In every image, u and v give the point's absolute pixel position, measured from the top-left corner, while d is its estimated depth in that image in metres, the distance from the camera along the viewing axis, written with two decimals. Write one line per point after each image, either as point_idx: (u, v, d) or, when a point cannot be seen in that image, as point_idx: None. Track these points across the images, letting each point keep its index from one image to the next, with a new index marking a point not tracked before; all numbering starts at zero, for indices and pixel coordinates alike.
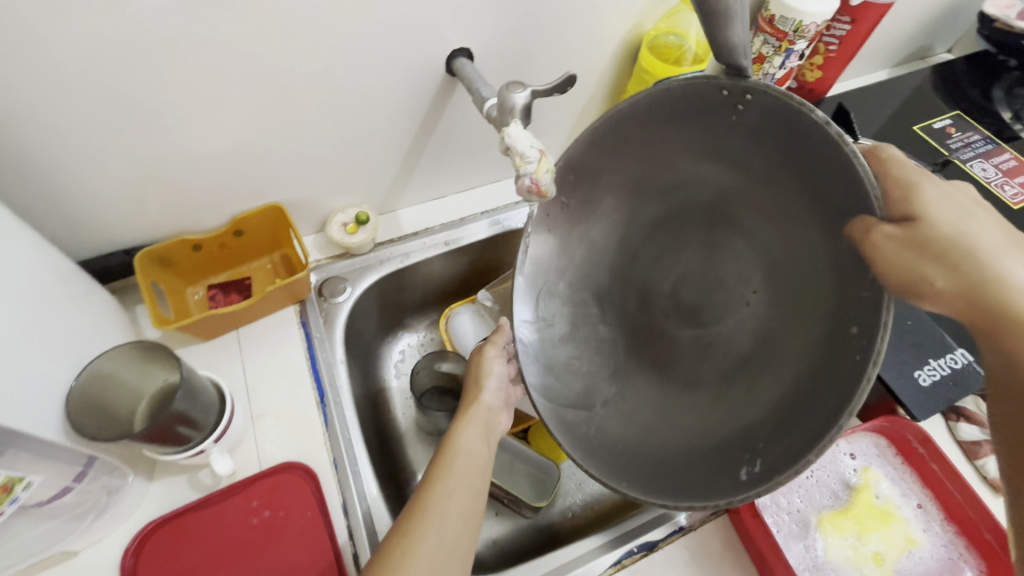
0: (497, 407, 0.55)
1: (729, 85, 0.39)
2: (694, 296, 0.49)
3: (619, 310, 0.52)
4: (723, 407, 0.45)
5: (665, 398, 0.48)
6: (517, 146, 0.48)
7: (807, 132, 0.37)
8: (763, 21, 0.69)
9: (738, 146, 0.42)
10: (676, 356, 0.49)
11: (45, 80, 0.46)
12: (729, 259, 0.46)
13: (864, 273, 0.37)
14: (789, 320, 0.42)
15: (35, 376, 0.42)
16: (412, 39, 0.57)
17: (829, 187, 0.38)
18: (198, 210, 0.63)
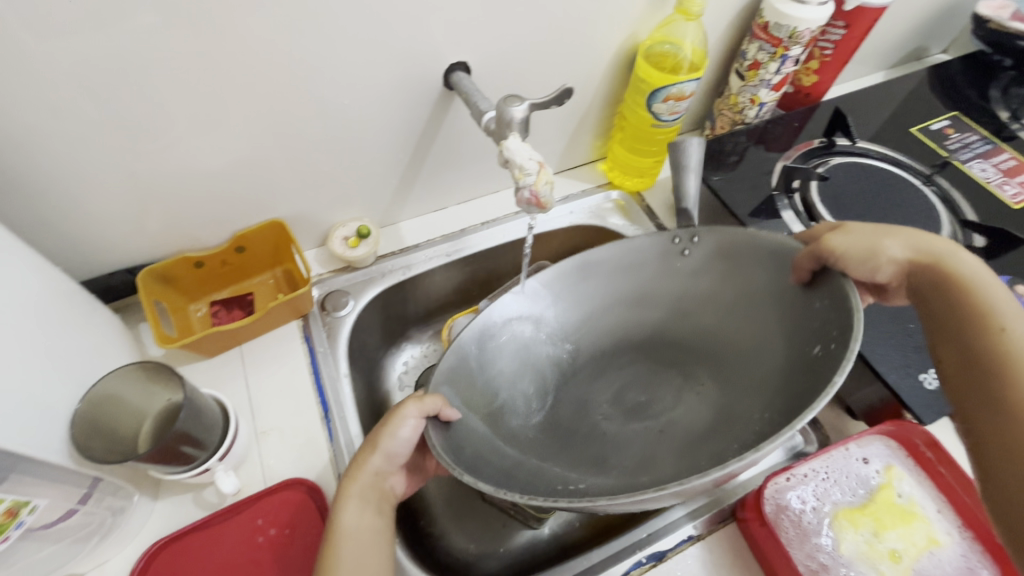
0: (387, 471, 0.51)
1: (678, 235, 0.54)
2: (637, 399, 0.54)
3: (573, 417, 0.54)
4: (694, 464, 0.43)
5: (610, 476, 0.45)
6: (517, 157, 0.50)
7: (740, 253, 0.51)
8: (758, 28, 0.69)
9: (678, 287, 0.55)
10: (619, 451, 0.49)
11: (45, 103, 0.46)
12: (670, 375, 0.54)
13: (814, 314, 0.45)
14: (733, 403, 0.47)
15: (39, 398, 0.42)
16: (408, 54, 0.58)
17: (753, 294, 0.50)
18: (200, 228, 0.63)
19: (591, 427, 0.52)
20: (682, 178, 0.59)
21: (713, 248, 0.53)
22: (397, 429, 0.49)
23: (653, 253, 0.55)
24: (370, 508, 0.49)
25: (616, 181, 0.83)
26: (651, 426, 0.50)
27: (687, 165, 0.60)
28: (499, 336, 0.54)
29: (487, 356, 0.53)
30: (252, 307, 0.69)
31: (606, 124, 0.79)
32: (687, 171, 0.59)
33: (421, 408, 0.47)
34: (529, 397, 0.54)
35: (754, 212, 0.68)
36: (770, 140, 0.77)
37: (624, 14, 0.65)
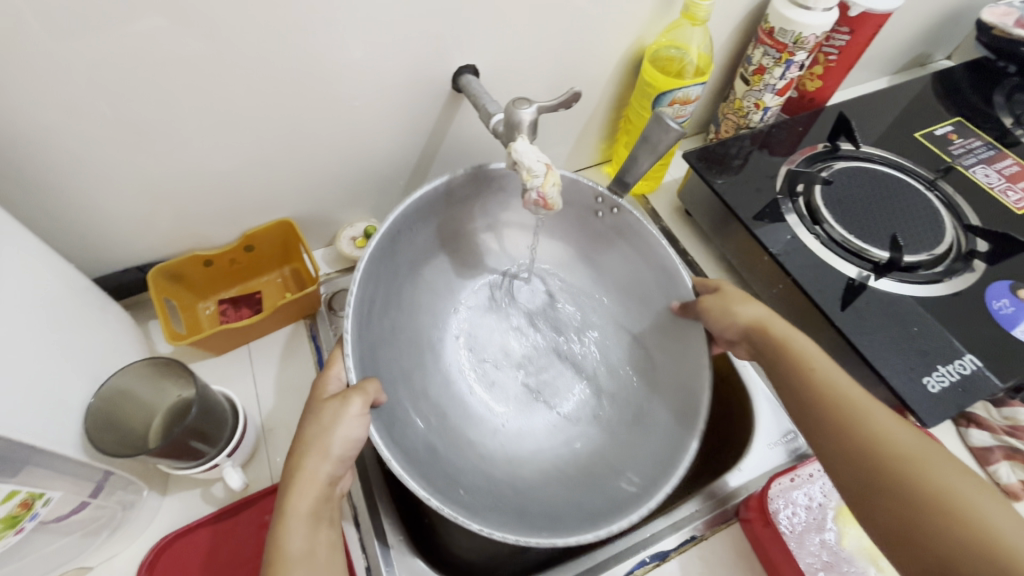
0: (335, 476, 0.48)
1: (603, 198, 0.63)
2: (523, 352, 0.66)
3: (459, 357, 0.65)
4: (567, 463, 0.61)
5: (501, 453, 0.60)
6: (525, 159, 0.50)
7: (630, 240, 0.65)
8: (763, 33, 0.70)
9: (577, 233, 0.68)
10: (506, 407, 0.63)
11: (63, 102, 0.47)
12: (549, 323, 0.68)
13: (670, 337, 0.63)
14: (597, 374, 0.66)
15: (54, 392, 0.43)
16: (417, 56, 0.58)
17: (646, 282, 0.65)
18: (210, 227, 0.64)
19: (477, 367, 0.64)
20: (637, 154, 0.61)
21: (620, 223, 0.64)
22: (348, 429, 0.48)
23: (574, 204, 0.65)
24: (323, 525, 0.45)
25: None
26: (531, 386, 0.65)
27: (657, 146, 0.60)
28: (395, 258, 0.59)
29: (382, 280, 0.57)
30: (260, 305, 0.69)
31: (611, 127, 0.80)
32: (648, 149, 0.60)
33: (371, 399, 0.50)
34: (410, 312, 0.63)
35: (758, 215, 0.69)
36: (775, 145, 0.77)
37: (630, 19, 0.66)
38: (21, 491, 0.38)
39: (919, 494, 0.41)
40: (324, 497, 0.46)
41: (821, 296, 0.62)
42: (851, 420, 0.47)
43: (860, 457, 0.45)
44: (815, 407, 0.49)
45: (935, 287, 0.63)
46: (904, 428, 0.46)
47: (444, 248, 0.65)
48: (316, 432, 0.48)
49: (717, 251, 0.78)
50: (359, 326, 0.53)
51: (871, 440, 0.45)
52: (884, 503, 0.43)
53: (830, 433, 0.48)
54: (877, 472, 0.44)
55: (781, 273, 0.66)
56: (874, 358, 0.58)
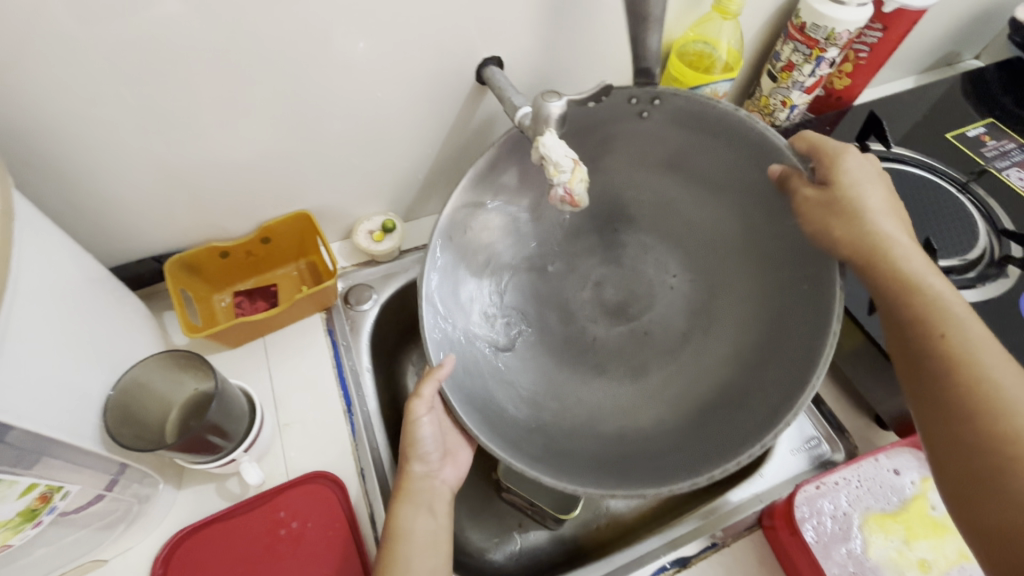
0: (434, 468, 0.55)
1: (640, 96, 0.53)
2: (616, 297, 0.65)
3: (562, 316, 0.64)
4: (689, 384, 0.59)
5: (612, 404, 0.60)
6: (553, 154, 0.49)
7: (714, 127, 0.54)
8: (793, 29, 0.68)
9: (657, 129, 0.57)
10: (611, 354, 0.63)
11: (84, 89, 0.46)
12: (642, 257, 0.66)
13: (778, 230, 0.54)
14: (709, 287, 0.62)
15: (73, 384, 0.42)
16: (442, 47, 0.57)
17: (744, 180, 0.56)
18: (227, 218, 0.63)
19: (574, 324, 0.64)
20: (647, 33, 0.51)
21: (670, 113, 0.55)
22: (420, 430, 0.53)
23: (615, 112, 0.55)
24: (422, 511, 0.51)
25: None
26: (636, 330, 0.63)
27: (649, 15, 0.50)
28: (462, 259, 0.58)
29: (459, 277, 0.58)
30: (276, 298, 0.69)
31: None
32: (655, 21, 0.51)
33: (439, 380, 0.52)
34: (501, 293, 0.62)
35: None
36: None
37: None
38: (40, 484, 0.38)
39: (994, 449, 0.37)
40: (428, 486, 0.53)
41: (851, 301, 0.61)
42: (955, 361, 0.41)
43: (951, 400, 0.40)
44: (922, 342, 0.43)
45: (966, 294, 0.61)
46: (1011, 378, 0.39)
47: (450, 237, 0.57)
48: (404, 436, 0.54)
49: None
50: (437, 323, 0.54)
51: (964, 384, 0.40)
52: (963, 447, 0.39)
53: (928, 371, 0.42)
54: (959, 418, 0.40)
55: None
56: None
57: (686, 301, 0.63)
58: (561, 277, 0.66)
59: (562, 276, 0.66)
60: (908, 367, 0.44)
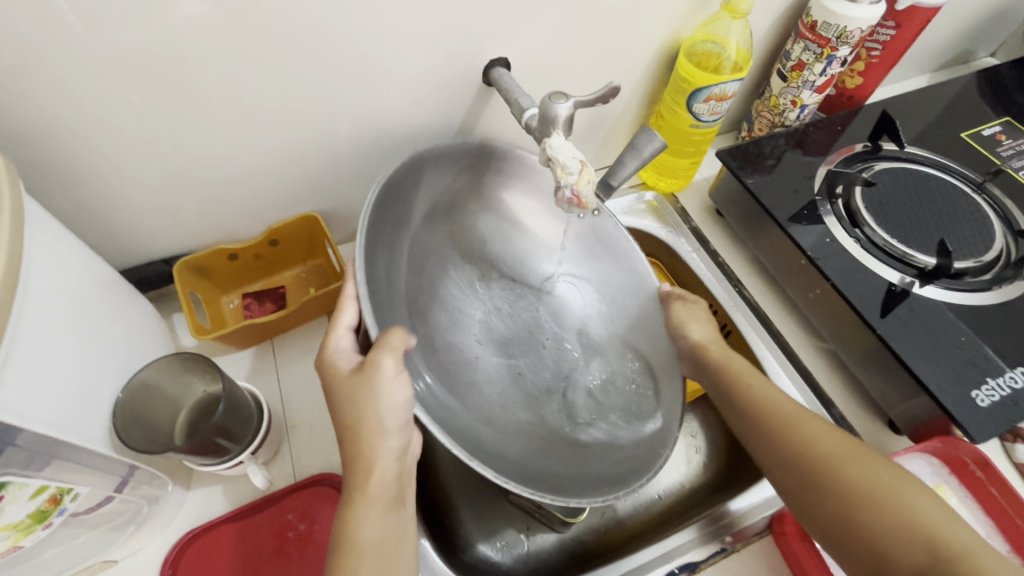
0: (398, 452, 0.48)
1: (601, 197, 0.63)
2: (502, 330, 0.63)
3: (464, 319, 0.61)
4: (545, 432, 0.59)
5: (479, 423, 0.57)
6: (560, 156, 0.49)
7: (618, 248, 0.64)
8: (804, 28, 0.68)
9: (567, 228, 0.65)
10: (475, 378, 0.59)
11: (94, 91, 0.47)
12: (523, 306, 0.65)
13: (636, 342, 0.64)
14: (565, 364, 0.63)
15: (85, 386, 0.42)
16: (448, 48, 0.57)
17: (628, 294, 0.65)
18: (236, 220, 0.64)
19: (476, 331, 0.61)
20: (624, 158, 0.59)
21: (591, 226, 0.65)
22: (394, 395, 0.48)
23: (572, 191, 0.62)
24: (385, 505, 0.46)
25: (650, 182, 0.81)
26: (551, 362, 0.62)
27: (643, 153, 0.58)
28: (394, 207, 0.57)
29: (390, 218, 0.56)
30: (284, 300, 0.69)
31: (642, 123, 0.78)
32: (634, 153, 0.58)
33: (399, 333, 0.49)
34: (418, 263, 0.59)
35: (794, 216, 0.66)
36: (810, 146, 0.74)
37: (668, 11, 0.63)
38: (50, 486, 0.38)
39: (847, 497, 0.43)
40: (394, 475, 0.47)
41: (863, 303, 0.60)
42: (785, 432, 0.48)
43: (794, 472, 0.47)
44: (751, 420, 0.51)
45: (983, 295, 0.60)
46: (834, 438, 0.47)
47: (439, 212, 0.62)
48: (358, 410, 0.47)
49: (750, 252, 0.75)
50: (367, 252, 0.52)
51: (801, 456, 0.47)
52: (822, 498, 0.44)
53: (775, 452, 0.48)
54: (812, 486, 0.45)
55: (819, 276, 0.63)
56: (917, 367, 0.55)
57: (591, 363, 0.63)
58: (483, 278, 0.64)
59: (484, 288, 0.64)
60: (758, 449, 0.50)
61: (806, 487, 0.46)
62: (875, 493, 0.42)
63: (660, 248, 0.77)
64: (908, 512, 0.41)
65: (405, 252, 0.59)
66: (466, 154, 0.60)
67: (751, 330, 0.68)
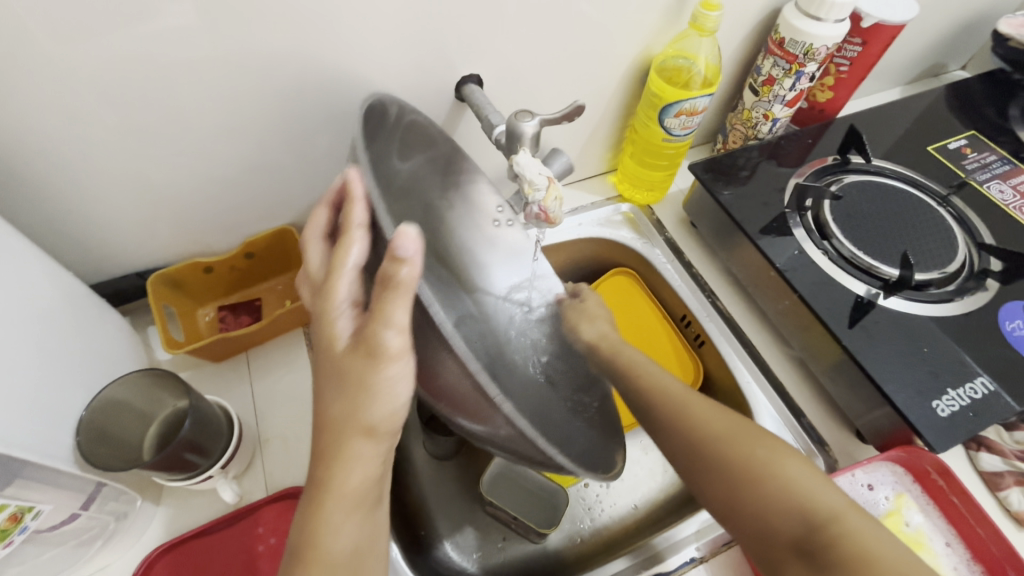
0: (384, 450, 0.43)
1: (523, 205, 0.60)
2: None
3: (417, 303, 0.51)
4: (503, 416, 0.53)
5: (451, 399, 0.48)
6: (527, 172, 0.49)
7: None
8: (773, 44, 0.69)
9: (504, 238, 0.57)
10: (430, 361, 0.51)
11: (63, 109, 0.47)
12: None
13: None
14: None
15: (48, 405, 0.42)
16: (421, 64, 0.58)
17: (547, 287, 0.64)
18: (211, 233, 0.64)
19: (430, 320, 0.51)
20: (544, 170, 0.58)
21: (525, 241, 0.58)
22: (396, 389, 0.40)
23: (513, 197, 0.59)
24: (359, 513, 0.43)
25: (626, 193, 0.82)
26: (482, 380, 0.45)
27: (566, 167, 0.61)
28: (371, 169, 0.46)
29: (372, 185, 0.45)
30: (260, 313, 0.69)
31: (618, 136, 0.79)
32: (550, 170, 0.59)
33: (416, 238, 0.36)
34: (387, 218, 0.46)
35: (764, 229, 0.68)
36: (782, 158, 0.75)
37: (639, 28, 0.65)
38: (10, 505, 0.38)
39: (734, 468, 0.44)
40: (374, 478, 0.43)
41: (829, 315, 0.61)
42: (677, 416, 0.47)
43: (684, 448, 0.47)
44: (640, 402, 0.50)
45: (947, 306, 0.61)
46: (720, 413, 0.47)
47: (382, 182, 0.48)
48: (352, 403, 0.39)
49: (722, 263, 0.76)
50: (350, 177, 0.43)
51: (690, 432, 0.47)
52: (718, 478, 0.45)
53: (663, 431, 0.48)
54: (700, 458, 0.46)
55: (787, 288, 0.64)
56: (880, 378, 0.57)
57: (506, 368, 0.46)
58: None
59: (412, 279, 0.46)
60: (650, 429, 0.50)
61: (696, 460, 0.46)
62: (761, 470, 0.43)
63: (639, 261, 0.79)
64: (788, 483, 0.42)
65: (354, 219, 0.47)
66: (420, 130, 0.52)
67: (723, 341, 0.70)
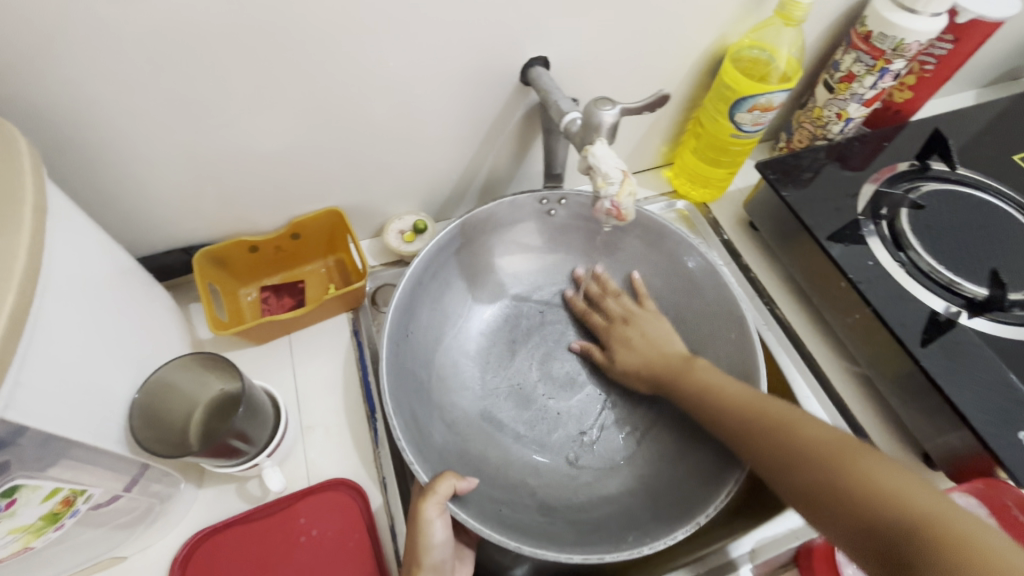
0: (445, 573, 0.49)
1: (547, 197, 0.63)
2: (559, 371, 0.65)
3: (498, 367, 0.64)
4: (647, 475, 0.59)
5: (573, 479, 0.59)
6: (603, 165, 0.46)
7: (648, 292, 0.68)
8: (857, 38, 0.65)
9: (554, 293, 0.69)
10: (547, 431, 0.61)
11: (119, 74, 0.45)
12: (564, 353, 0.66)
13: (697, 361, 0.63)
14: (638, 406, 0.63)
15: (102, 384, 0.40)
16: (489, 45, 0.55)
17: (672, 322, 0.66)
18: (258, 211, 0.62)
19: (501, 382, 0.64)
20: (551, 143, 0.60)
21: (573, 211, 0.65)
22: (433, 534, 0.48)
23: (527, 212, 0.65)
24: None
25: (682, 190, 0.79)
26: (591, 394, 0.64)
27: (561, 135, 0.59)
28: (403, 340, 0.57)
29: (401, 387, 0.55)
30: (302, 295, 0.67)
31: (678, 129, 0.75)
32: (557, 135, 0.59)
33: (458, 485, 0.49)
34: (438, 374, 0.61)
35: (835, 235, 0.64)
36: (856, 161, 0.71)
37: (717, 13, 0.60)
38: (63, 489, 0.37)
39: (829, 481, 0.45)
40: None
41: (904, 331, 0.57)
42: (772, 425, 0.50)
43: (777, 454, 0.49)
44: (741, 421, 0.52)
45: None
46: (818, 427, 0.48)
47: (438, 295, 0.63)
48: (411, 544, 0.48)
49: (784, 269, 0.73)
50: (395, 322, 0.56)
51: (797, 452, 0.48)
52: (823, 490, 0.45)
53: (759, 446, 0.50)
54: (797, 463, 0.47)
55: (859, 300, 0.61)
56: (962, 403, 0.53)
57: (574, 431, 0.62)
58: (500, 357, 0.65)
59: (499, 364, 0.65)
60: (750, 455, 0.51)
61: (797, 475, 0.47)
62: (872, 482, 0.42)
63: None
64: (877, 480, 0.42)
65: (422, 320, 0.61)
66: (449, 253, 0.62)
67: (781, 351, 0.67)
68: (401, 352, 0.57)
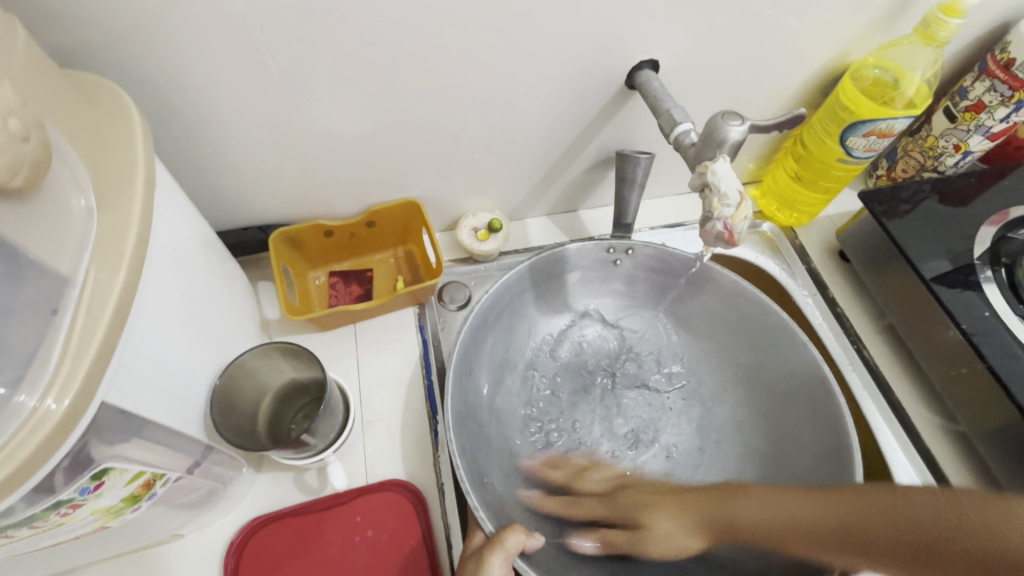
0: None
1: (613, 246, 0.62)
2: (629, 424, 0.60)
3: (562, 409, 0.61)
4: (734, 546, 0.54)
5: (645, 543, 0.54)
6: (722, 184, 0.43)
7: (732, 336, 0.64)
8: (994, 65, 0.59)
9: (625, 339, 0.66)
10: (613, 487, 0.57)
11: (225, 47, 0.43)
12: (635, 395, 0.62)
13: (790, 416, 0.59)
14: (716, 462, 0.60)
15: (188, 367, 0.40)
16: (598, 43, 0.51)
17: (762, 370, 0.62)
18: (337, 196, 0.61)
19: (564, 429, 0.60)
20: (624, 193, 0.62)
21: (639, 261, 0.63)
22: None
23: (595, 258, 0.63)
24: None
25: (768, 211, 0.75)
26: (659, 454, 0.59)
27: (634, 181, 0.61)
28: (465, 382, 0.55)
29: (461, 426, 0.52)
30: (370, 285, 0.66)
31: (773, 146, 0.71)
32: (632, 186, 0.61)
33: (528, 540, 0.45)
34: (499, 422, 0.58)
35: (945, 278, 0.58)
36: (970, 198, 0.65)
37: (846, 27, 0.55)
38: (146, 473, 0.36)
39: None
40: None
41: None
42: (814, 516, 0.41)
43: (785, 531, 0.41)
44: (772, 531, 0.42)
45: None
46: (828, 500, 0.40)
47: (496, 334, 0.60)
48: None
49: (876, 307, 0.68)
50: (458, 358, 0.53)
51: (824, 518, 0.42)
52: None
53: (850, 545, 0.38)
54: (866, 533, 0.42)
55: (971, 354, 0.56)
56: None
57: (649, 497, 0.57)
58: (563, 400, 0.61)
59: (565, 408, 0.61)
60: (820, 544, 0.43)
61: None
62: None
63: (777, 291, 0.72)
64: None
65: (485, 355, 0.59)
66: (511, 290, 0.60)
67: (866, 398, 0.62)
68: (462, 388, 0.54)
